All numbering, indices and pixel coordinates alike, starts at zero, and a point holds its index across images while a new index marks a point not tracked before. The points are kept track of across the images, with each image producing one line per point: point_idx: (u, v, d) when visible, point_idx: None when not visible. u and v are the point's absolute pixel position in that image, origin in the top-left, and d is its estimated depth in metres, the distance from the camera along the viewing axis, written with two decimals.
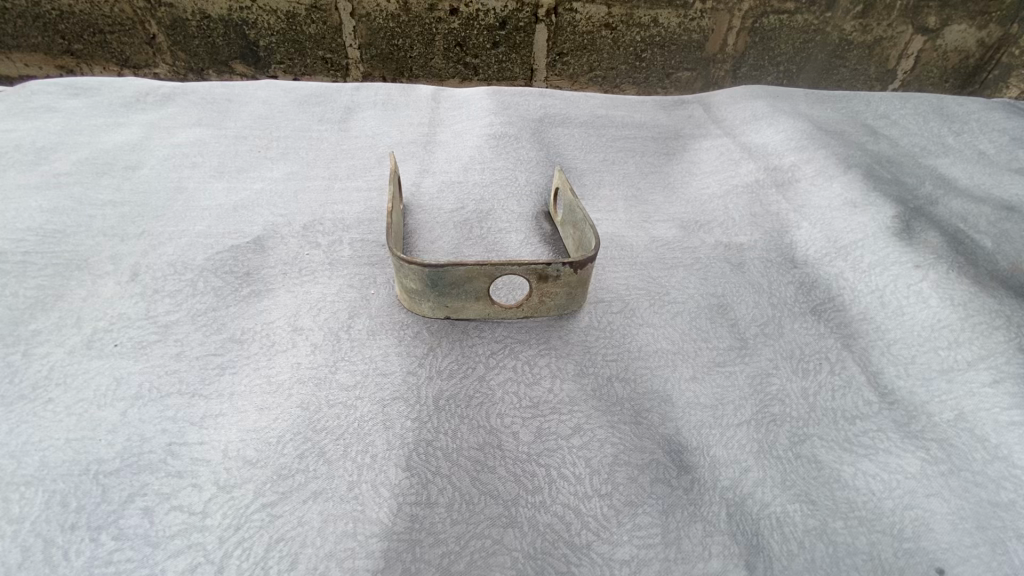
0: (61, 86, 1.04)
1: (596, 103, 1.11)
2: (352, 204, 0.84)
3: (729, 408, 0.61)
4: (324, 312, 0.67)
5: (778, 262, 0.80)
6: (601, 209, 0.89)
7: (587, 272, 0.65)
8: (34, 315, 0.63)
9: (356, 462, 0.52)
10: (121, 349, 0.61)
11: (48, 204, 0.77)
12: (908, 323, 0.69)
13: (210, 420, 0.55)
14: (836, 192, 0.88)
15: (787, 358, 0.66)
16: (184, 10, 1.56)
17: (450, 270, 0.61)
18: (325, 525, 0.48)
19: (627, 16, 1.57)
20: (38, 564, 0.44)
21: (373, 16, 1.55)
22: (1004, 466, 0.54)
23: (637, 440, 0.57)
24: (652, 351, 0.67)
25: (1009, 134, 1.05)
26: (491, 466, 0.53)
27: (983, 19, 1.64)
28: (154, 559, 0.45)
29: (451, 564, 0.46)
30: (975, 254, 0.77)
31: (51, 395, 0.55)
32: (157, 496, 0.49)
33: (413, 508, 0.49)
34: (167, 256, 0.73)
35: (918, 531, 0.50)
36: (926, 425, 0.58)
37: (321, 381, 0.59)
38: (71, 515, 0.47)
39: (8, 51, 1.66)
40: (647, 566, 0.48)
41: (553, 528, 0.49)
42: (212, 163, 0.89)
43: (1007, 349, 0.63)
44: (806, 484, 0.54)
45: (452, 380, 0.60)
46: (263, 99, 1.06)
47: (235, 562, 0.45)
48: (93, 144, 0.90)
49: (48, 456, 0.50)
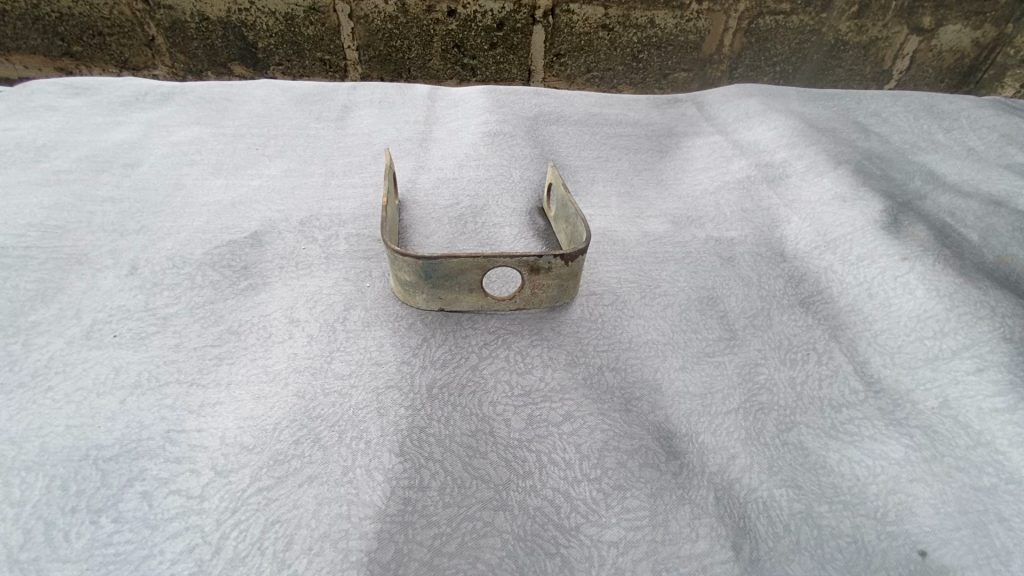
0: (61, 85, 1.05)
1: (590, 101, 1.13)
2: (348, 200, 0.85)
3: (717, 396, 0.62)
4: (321, 305, 0.68)
5: (767, 256, 0.81)
6: (594, 205, 0.90)
7: (578, 264, 0.66)
8: (35, 308, 0.65)
9: (351, 448, 0.53)
10: (120, 341, 0.62)
11: (49, 201, 0.78)
12: (895, 314, 0.70)
13: (207, 408, 0.56)
14: (825, 187, 0.89)
15: (776, 349, 0.68)
16: (182, 12, 1.57)
17: (444, 262, 0.62)
18: (320, 508, 0.49)
19: (624, 18, 1.58)
20: (40, 545, 0.45)
21: (371, 18, 1.57)
22: (987, 452, 0.55)
23: (626, 426, 0.58)
24: (643, 342, 0.68)
25: (999, 131, 1.06)
26: (483, 452, 0.54)
27: (978, 19, 1.65)
28: (153, 540, 0.46)
29: (443, 545, 0.47)
30: (962, 248, 0.78)
31: (52, 384, 0.57)
32: (156, 481, 0.50)
33: (407, 492, 0.50)
34: (166, 250, 0.74)
35: (901, 514, 0.51)
36: (910, 412, 0.60)
37: (317, 370, 0.60)
38: (72, 499, 0.48)
39: (8, 53, 1.68)
40: (634, 548, 0.49)
41: (543, 511, 0.51)
42: (211, 161, 0.91)
43: (992, 339, 0.64)
44: (792, 470, 0.55)
45: (446, 369, 0.61)
46: (261, 98, 1.07)
47: (233, 544, 0.46)
48: (93, 143, 0.91)
49: (49, 442, 0.52)
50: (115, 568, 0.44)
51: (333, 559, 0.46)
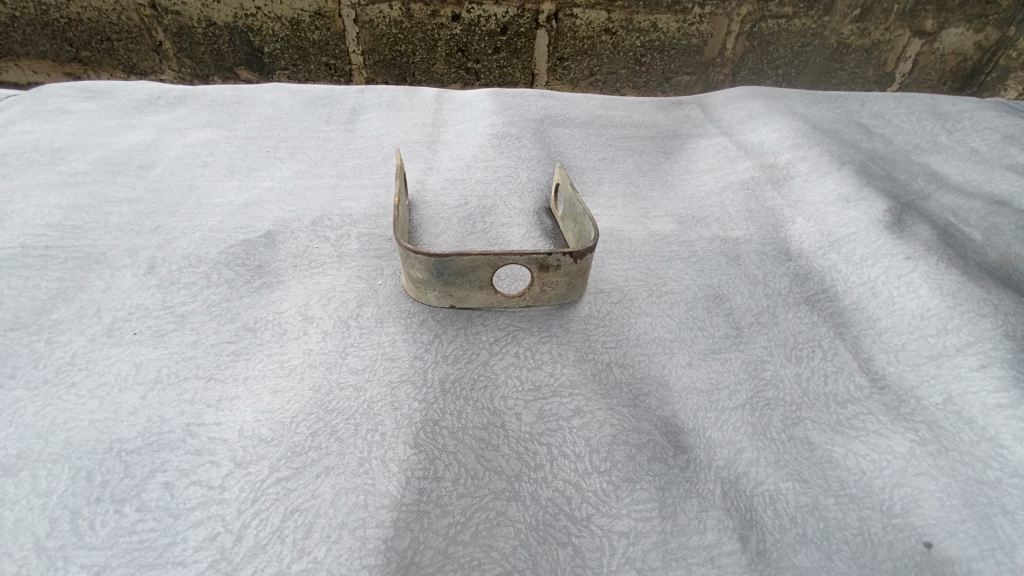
0: (76, 89, 1.07)
1: (596, 104, 1.14)
2: (359, 200, 0.86)
3: (724, 392, 0.63)
4: (334, 302, 0.69)
5: (773, 254, 0.82)
6: (601, 205, 0.91)
7: (586, 262, 0.67)
8: (56, 306, 0.66)
9: (366, 440, 0.54)
10: (141, 338, 0.63)
11: (67, 202, 0.80)
12: (899, 312, 0.71)
13: (225, 403, 0.57)
14: (829, 187, 0.90)
15: (782, 346, 0.69)
16: (190, 17, 1.59)
17: (455, 259, 0.64)
18: (337, 498, 0.50)
19: (626, 21, 1.60)
20: (67, 533, 0.46)
21: (376, 22, 1.59)
22: (990, 447, 0.56)
23: (635, 421, 0.59)
24: (650, 339, 0.69)
25: (1002, 132, 1.07)
26: (495, 444, 0.55)
27: (980, 23, 1.66)
28: (176, 529, 0.47)
29: (458, 534, 0.49)
30: (965, 247, 0.79)
31: (75, 380, 0.58)
32: (177, 472, 0.51)
33: (421, 482, 0.51)
34: (182, 249, 0.75)
35: (906, 507, 0.52)
36: (915, 408, 0.61)
37: (332, 366, 0.61)
38: (96, 489, 0.49)
39: (17, 58, 1.71)
40: (645, 538, 0.50)
41: (555, 502, 0.52)
42: (224, 162, 0.92)
43: (995, 336, 0.65)
44: (799, 464, 0.56)
45: (457, 364, 0.62)
46: (271, 101, 1.09)
47: (253, 532, 0.47)
48: (108, 145, 0.93)
49: (74, 435, 0.53)
50: (139, 555, 0.45)
51: (351, 547, 0.47)
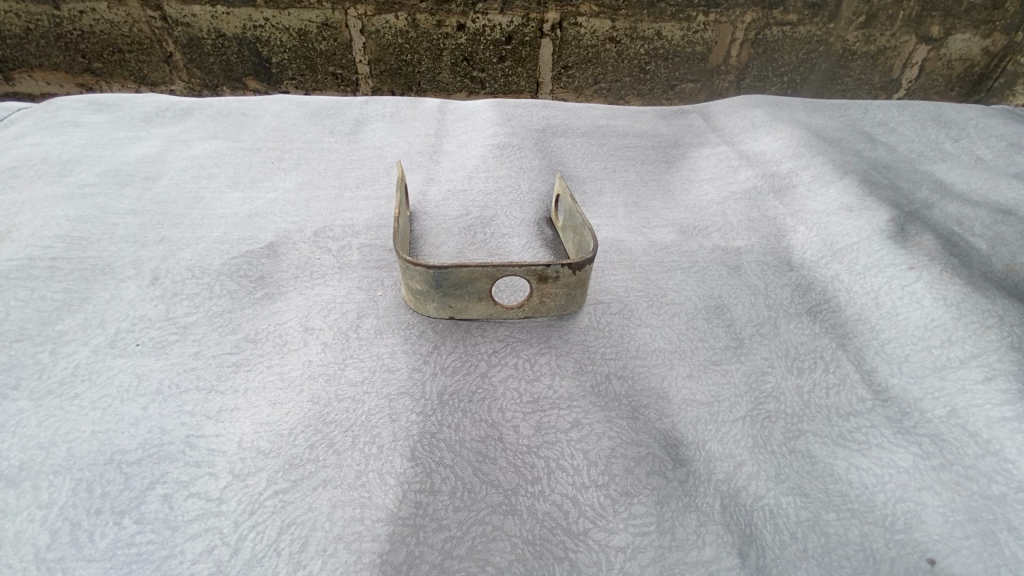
0: (85, 102, 1.09)
1: (598, 113, 1.15)
2: (361, 211, 0.87)
3: (724, 404, 0.62)
4: (335, 313, 0.70)
5: (774, 265, 0.82)
6: (601, 215, 0.91)
7: (586, 273, 0.67)
8: (62, 317, 0.67)
9: (363, 452, 0.54)
10: (143, 349, 0.64)
11: (75, 213, 0.81)
12: (902, 323, 0.70)
13: (225, 414, 0.57)
14: (832, 196, 0.90)
15: (783, 357, 0.68)
16: (199, 29, 1.62)
17: (454, 270, 0.64)
18: (334, 511, 0.50)
19: (631, 30, 1.60)
20: (66, 545, 0.47)
21: (382, 32, 1.60)
22: (995, 461, 0.55)
23: (633, 433, 0.59)
24: (650, 351, 0.69)
25: (1007, 140, 1.06)
26: (492, 457, 0.55)
27: (988, 28, 1.65)
28: (174, 541, 0.47)
29: (453, 548, 0.49)
30: (970, 256, 0.79)
31: (79, 391, 0.59)
32: (176, 484, 0.51)
33: (418, 495, 0.52)
34: (186, 260, 0.76)
35: (909, 522, 0.51)
36: (918, 421, 0.60)
37: (331, 377, 0.62)
38: (96, 501, 0.50)
39: (31, 69, 1.74)
40: (642, 553, 0.50)
41: (552, 516, 0.52)
42: (228, 174, 0.93)
43: (1001, 347, 0.64)
44: (800, 478, 0.55)
45: (455, 376, 0.62)
46: (276, 113, 1.10)
47: (250, 545, 0.47)
48: (116, 157, 0.94)
49: (75, 447, 0.53)
50: (137, 567, 0.46)
51: (347, 560, 0.47)
